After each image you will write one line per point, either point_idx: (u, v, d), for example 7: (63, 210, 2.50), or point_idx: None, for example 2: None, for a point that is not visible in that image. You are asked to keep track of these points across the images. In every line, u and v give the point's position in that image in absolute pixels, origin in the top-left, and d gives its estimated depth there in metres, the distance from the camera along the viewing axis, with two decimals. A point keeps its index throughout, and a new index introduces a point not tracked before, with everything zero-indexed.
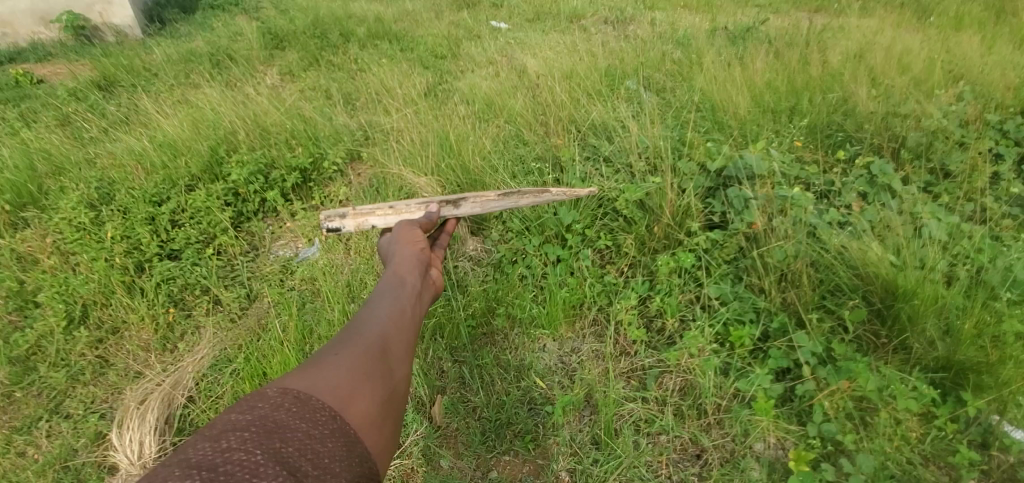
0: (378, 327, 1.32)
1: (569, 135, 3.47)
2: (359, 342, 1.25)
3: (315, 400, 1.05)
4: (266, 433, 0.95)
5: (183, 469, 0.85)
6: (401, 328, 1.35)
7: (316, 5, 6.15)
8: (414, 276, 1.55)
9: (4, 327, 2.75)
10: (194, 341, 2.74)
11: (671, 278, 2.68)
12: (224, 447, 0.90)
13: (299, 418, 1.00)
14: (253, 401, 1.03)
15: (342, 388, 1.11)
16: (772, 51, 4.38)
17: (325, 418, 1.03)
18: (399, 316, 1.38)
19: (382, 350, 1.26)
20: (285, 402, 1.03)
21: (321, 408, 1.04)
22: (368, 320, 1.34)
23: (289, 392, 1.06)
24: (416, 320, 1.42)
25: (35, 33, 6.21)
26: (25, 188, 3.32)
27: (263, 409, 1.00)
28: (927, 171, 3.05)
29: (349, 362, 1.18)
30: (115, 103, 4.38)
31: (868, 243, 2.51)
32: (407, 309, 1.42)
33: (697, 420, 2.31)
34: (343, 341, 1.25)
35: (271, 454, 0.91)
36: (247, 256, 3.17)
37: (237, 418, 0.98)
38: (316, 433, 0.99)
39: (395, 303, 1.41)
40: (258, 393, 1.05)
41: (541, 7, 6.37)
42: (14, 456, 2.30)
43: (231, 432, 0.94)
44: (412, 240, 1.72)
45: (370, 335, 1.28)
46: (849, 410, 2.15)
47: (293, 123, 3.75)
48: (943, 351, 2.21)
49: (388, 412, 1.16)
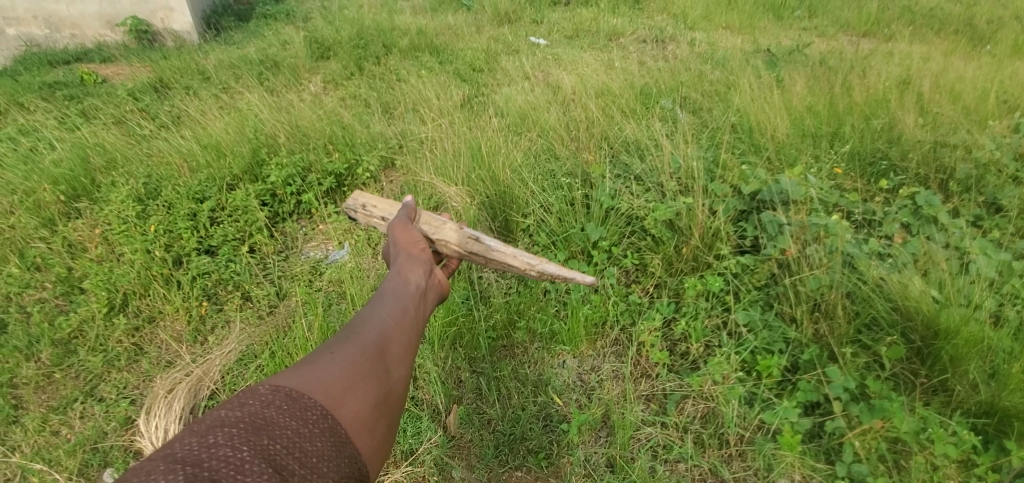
0: (377, 326, 1.35)
1: (601, 150, 3.46)
2: (358, 340, 1.28)
3: (307, 398, 1.09)
4: (254, 429, 0.98)
5: (168, 464, 0.87)
6: (400, 328, 1.39)
7: (362, 17, 6.35)
8: (416, 277, 1.59)
9: (51, 310, 2.90)
10: (223, 335, 2.83)
11: (698, 301, 2.62)
12: (211, 442, 0.93)
13: (289, 416, 1.03)
14: (245, 397, 1.06)
15: (335, 387, 1.14)
16: (815, 75, 4.28)
17: (316, 417, 1.06)
18: (399, 316, 1.41)
19: (380, 348, 1.29)
20: (276, 399, 1.06)
21: (312, 406, 1.08)
22: (367, 319, 1.37)
23: (282, 389, 1.09)
24: (416, 321, 1.46)
25: (102, 36, 6.59)
26: (81, 181, 3.52)
27: (253, 406, 1.03)
28: (976, 204, 2.90)
29: (344, 360, 1.21)
30: (168, 103, 4.60)
31: (909, 276, 2.39)
32: (408, 310, 1.46)
33: (718, 450, 2.24)
34: (341, 340, 1.28)
35: (258, 450, 0.94)
36: (280, 255, 3.26)
37: (228, 414, 1.01)
38: (305, 431, 1.02)
39: (396, 305, 1.44)
40: (250, 390, 1.09)
41: (580, 24, 6.40)
42: (49, 434, 2.40)
43: (219, 428, 0.97)
44: (413, 243, 1.76)
45: (369, 334, 1.31)
46: (882, 452, 2.05)
47: (332, 129, 3.87)
48: (987, 396, 2.09)
49: (381, 413, 1.19)
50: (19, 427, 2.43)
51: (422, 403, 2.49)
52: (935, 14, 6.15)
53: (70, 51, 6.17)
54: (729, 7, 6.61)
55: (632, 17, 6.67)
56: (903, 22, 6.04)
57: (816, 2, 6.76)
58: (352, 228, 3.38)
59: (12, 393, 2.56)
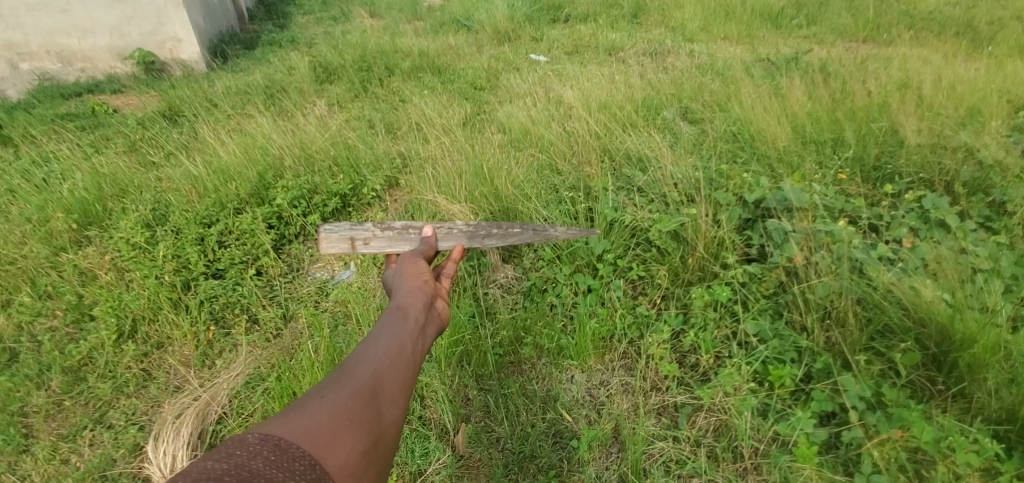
0: (370, 368, 1.33)
1: (603, 164, 3.49)
2: (350, 383, 1.27)
3: (294, 447, 1.07)
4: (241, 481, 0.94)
5: None
6: (395, 367, 1.36)
7: (366, 40, 6.46)
8: (416, 310, 1.55)
9: (61, 338, 2.91)
10: (230, 358, 2.85)
11: (706, 312, 2.60)
12: None
13: (277, 467, 1.00)
14: (232, 447, 1.03)
15: (323, 436, 1.12)
16: (814, 82, 4.30)
17: (304, 467, 1.04)
18: (396, 353, 1.40)
19: (372, 391, 1.28)
20: (264, 449, 1.03)
21: (299, 456, 1.06)
22: (361, 360, 1.36)
23: (270, 438, 1.06)
24: (414, 358, 1.44)
25: (113, 68, 6.75)
26: (92, 209, 3.57)
27: (241, 457, 1.00)
28: (985, 206, 2.86)
29: (336, 407, 1.20)
30: (178, 131, 4.69)
31: (921, 281, 2.35)
32: (405, 347, 1.43)
33: (732, 464, 2.19)
34: (333, 384, 1.27)
35: None
36: (287, 277, 3.28)
37: (213, 465, 0.97)
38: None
39: (393, 341, 1.42)
40: (238, 439, 1.05)
41: (580, 40, 6.47)
42: (59, 463, 2.41)
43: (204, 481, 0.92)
44: (416, 273, 1.72)
45: (362, 377, 1.30)
46: (902, 462, 1.98)
47: (337, 150, 3.91)
48: (1007, 402, 2.03)
49: (369, 460, 1.17)
50: (29, 456, 2.44)
51: (430, 423, 2.47)
52: (934, 17, 6.15)
53: (83, 84, 6.33)
54: (728, 18, 6.66)
55: (631, 31, 6.73)
56: (902, 26, 6.05)
57: (814, 9, 6.78)
58: None
59: (23, 421, 2.57)
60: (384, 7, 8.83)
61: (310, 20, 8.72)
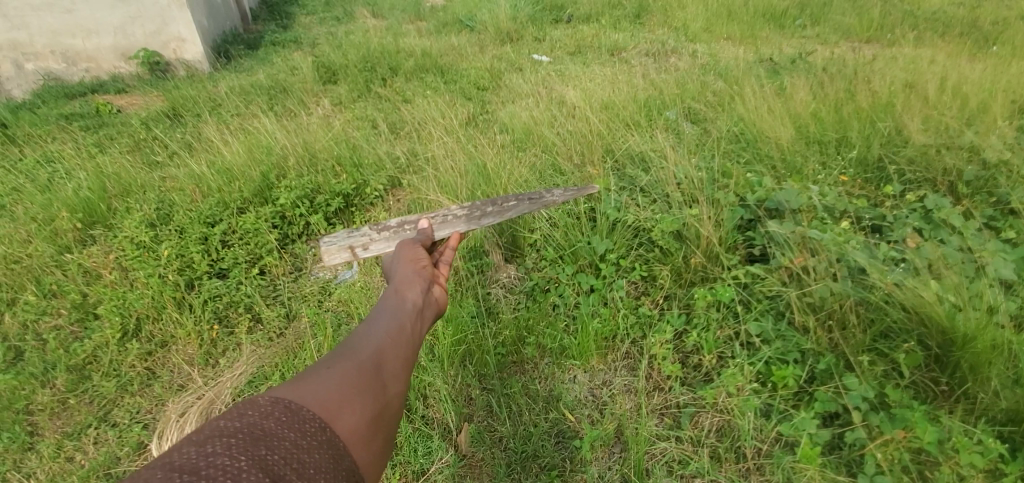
0: (372, 344, 1.34)
1: (606, 164, 3.50)
2: (353, 357, 1.28)
3: (304, 411, 1.07)
4: (253, 440, 0.94)
5: (165, 472, 0.83)
6: (397, 345, 1.37)
7: (368, 40, 6.47)
8: (415, 291, 1.57)
9: (65, 337, 2.93)
10: (233, 357, 2.86)
11: (708, 312, 2.60)
12: (209, 451, 0.88)
13: (288, 427, 1.00)
14: (244, 408, 1.03)
15: (331, 402, 1.13)
16: (817, 82, 4.30)
17: (314, 430, 1.04)
18: (396, 331, 1.41)
19: (375, 365, 1.29)
20: (275, 411, 1.03)
21: (309, 419, 1.06)
22: (362, 337, 1.37)
23: (280, 402, 1.07)
24: (414, 337, 1.45)
25: (117, 68, 6.78)
26: (96, 208, 3.59)
27: (252, 416, 1.00)
28: (989, 207, 2.85)
29: (341, 377, 1.20)
30: (182, 130, 4.70)
31: (924, 282, 2.34)
32: (406, 326, 1.44)
33: (735, 465, 2.19)
34: (337, 358, 1.27)
35: (256, 460, 0.90)
36: (290, 277, 3.29)
37: (225, 424, 0.97)
38: (303, 443, 0.99)
39: (394, 320, 1.43)
40: (249, 401, 1.05)
41: (582, 41, 6.46)
42: (64, 460, 2.42)
43: (217, 437, 0.92)
44: (415, 257, 1.74)
45: (364, 352, 1.31)
46: (906, 463, 1.98)
47: (340, 150, 3.92)
48: (1011, 403, 2.02)
49: (376, 429, 1.17)
50: (34, 454, 2.45)
51: (432, 422, 2.47)
52: (938, 17, 6.13)
53: (87, 84, 6.35)
54: (730, 18, 6.65)
55: (634, 31, 6.72)
56: (906, 26, 6.03)
57: (817, 9, 6.76)
58: None
59: (28, 420, 2.58)
60: (387, 7, 8.84)
61: (312, 20, 8.74)
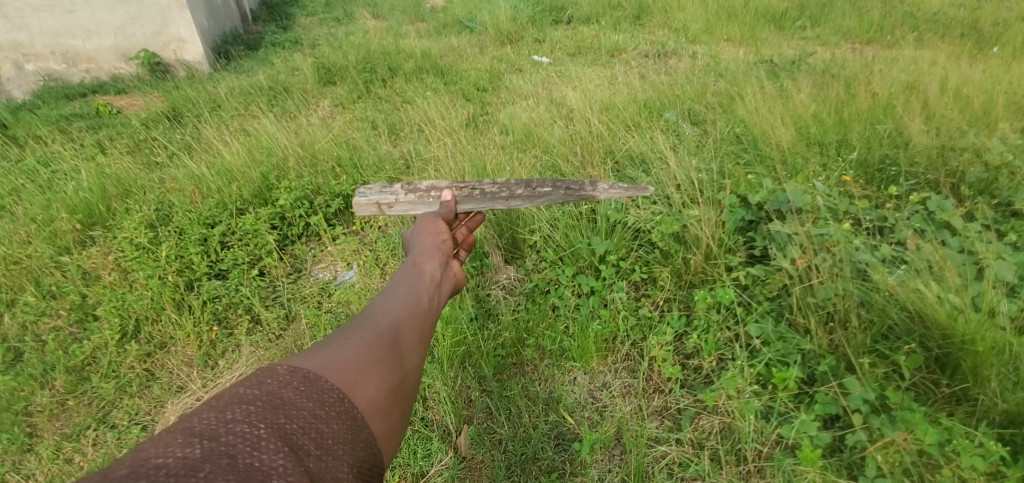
0: (390, 316, 1.32)
1: (606, 166, 3.50)
2: (372, 328, 1.26)
3: (323, 380, 1.05)
4: (272, 408, 0.94)
5: (186, 437, 0.84)
6: (414, 318, 1.36)
7: (369, 42, 6.47)
8: (432, 266, 1.55)
9: (65, 338, 2.93)
10: (233, 358, 2.86)
11: (709, 314, 2.60)
12: (228, 418, 0.89)
13: (307, 397, 0.99)
14: (262, 376, 1.02)
15: (350, 372, 1.11)
16: (818, 83, 4.30)
17: (333, 400, 1.02)
18: (414, 305, 1.39)
19: (394, 336, 1.27)
20: (293, 380, 1.02)
21: (328, 389, 1.04)
22: (380, 309, 1.35)
23: (299, 370, 1.05)
24: (431, 311, 1.43)
25: (117, 68, 6.77)
26: (96, 208, 3.58)
27: (271, 385, 0.99)
28: (991, 208, 2.83)
29: (360, 347, 1.18)
30: (182, 131, 4.70)
31: (925, 284, 2.34)
32: (423, 300, 1.43)
33: (736, 467, 2.18)
34: (356, 329, 1.25)
35: (275, 429, 0.90)
36: (290, 278, 3.29)
37: (244, 392, 0.97)
38: (322, 413, 0.98)
39: (411, 294, 1.42)
40: (268, 370, 1.04)
41: (583, 42, 6.46)
42: (62, 462, 2.42)
43: (236, 405, 0.92)
44: (432, 233, 1.72)
45: (383, 323, 1.29)
46: (907, 465, 1.96)
47: (340, 150, 3.92)
48: (1013, 405, 2.01)
49: (395, 400, 1.15)
50: (32, 455, 2.45)
51: (432, 424, 2.47)
52: (939, 18, 6.13)
53: (87, 84, 6.35)
54: (731, 19, 6.65)
55: (635, 33, 6.72)
56: (907, 28, 6.02)
57: (818, 11, 6.76)
58: (360, 249, 3.42)
59: (27, 421, 2.58)
60: (388, 8, 8.84)
61: (313, 21, 8.74)
